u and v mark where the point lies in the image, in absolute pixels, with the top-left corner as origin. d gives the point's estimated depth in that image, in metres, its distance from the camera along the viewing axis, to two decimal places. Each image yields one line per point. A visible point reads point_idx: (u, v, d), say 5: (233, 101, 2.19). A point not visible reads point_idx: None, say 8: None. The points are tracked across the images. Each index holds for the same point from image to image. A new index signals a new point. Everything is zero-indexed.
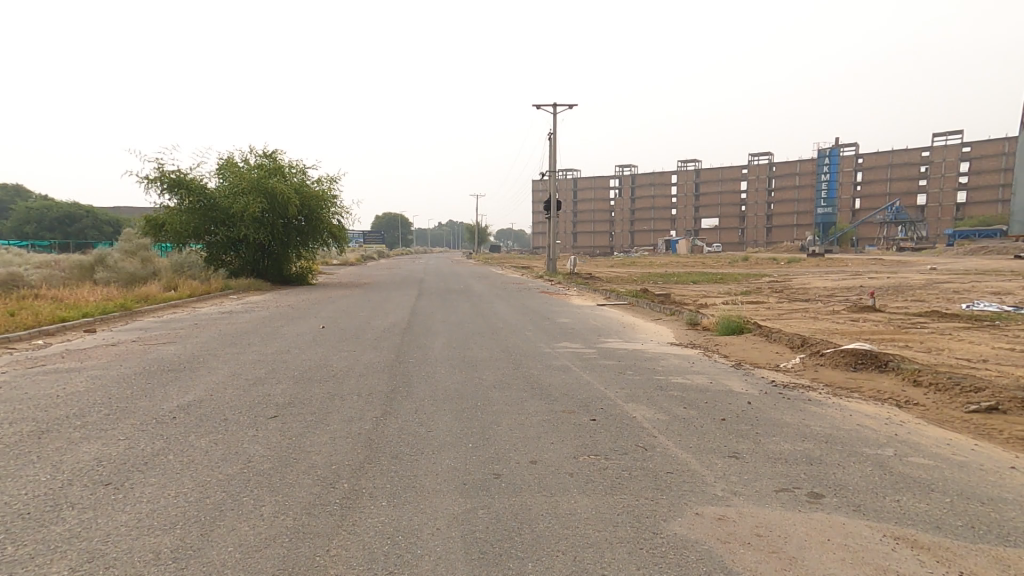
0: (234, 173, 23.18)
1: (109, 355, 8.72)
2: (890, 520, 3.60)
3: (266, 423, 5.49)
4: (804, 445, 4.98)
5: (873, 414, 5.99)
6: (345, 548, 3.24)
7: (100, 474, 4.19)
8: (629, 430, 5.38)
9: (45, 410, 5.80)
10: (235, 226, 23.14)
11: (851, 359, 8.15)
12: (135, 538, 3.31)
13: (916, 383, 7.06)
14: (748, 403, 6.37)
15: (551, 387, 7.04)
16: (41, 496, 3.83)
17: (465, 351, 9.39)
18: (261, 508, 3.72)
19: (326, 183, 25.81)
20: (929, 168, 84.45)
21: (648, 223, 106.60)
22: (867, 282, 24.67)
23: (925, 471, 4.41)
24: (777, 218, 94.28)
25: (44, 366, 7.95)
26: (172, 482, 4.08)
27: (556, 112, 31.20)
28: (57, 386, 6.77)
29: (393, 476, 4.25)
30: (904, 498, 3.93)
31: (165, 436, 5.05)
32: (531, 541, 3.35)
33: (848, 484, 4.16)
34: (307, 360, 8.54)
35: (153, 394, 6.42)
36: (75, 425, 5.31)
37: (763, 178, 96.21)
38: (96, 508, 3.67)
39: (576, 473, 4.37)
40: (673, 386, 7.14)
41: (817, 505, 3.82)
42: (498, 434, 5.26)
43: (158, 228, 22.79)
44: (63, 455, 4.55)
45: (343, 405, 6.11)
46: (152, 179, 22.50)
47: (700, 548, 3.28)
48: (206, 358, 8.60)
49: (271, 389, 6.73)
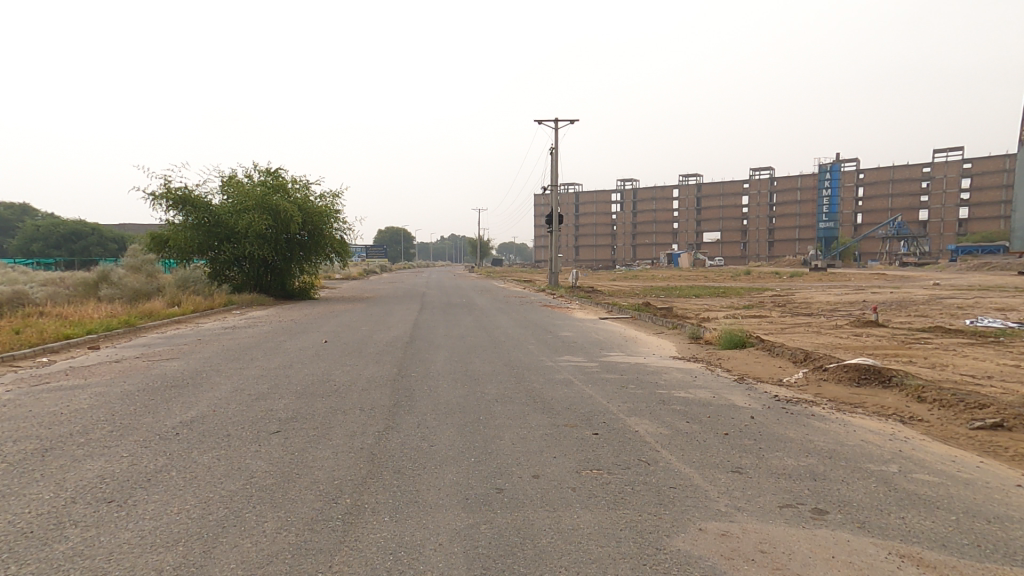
0: (239, 190, 23.43)
1: (113, 372, 8.77)
2: (895, 537, 3.58)
3: (268, 438, 5.53)
4: (808, 461, 4.96)
5: (877, 430, 5.97)
6: (348, 565, 3.24)
7: (103, 491, 4.21)
8: (631, 444, 5.38)
9: (49, 427, 5.83)
10: (239, 242, 23.35)
11: (854, 374, 8.12)
12: (138, 555, 3.32)
13: (919, 399, 7.04)
14: (751, 417, 6.37)
15: (554, 401, 7.03)
16: (45, 514, 3.84)
17: (468, 365, 9.41)
18: (264, 525, 3.72)
19: (329, 199, 26.09)
20: (930, 183, 84.65)
21: (650, 237, 106.97)
22: (871, 296, 24.64)
23: (929, 488, 4.38)
24: (779, 232, 94.56)
25: (47, 383, 8.00)
26: (175, 499, 4.09)
27: (557, 129, 31.76)
28: (61, 403, 6.80)
29: (396, 491, 4.25)
30: (909, 515, 3.91)
31: (168, 452, 5.07)
32: (534, 557, 3.35)
33: (852, 501, 4.14)
34: (310, 375, 8.55)
35: (157, 411, 6.45)
36: (78, 442, 5.34)
37: (764, 192, 96.63)
38: (98, 526, 3.67)
39: (578, 487, 4.37)
40: (676, 401, 7.13)
41: (821, 521, 3.80)
42: (501, 448, 5.28)
43: (163, 244, 23.02)
44: (67, 473, 4.57)
45: (346, 420, 6.12)
46: (158, 196, 22.76)
47: (703, 565, 3.26)
48: (209, 374, 8.63)
49: (274, 404, 6.75)
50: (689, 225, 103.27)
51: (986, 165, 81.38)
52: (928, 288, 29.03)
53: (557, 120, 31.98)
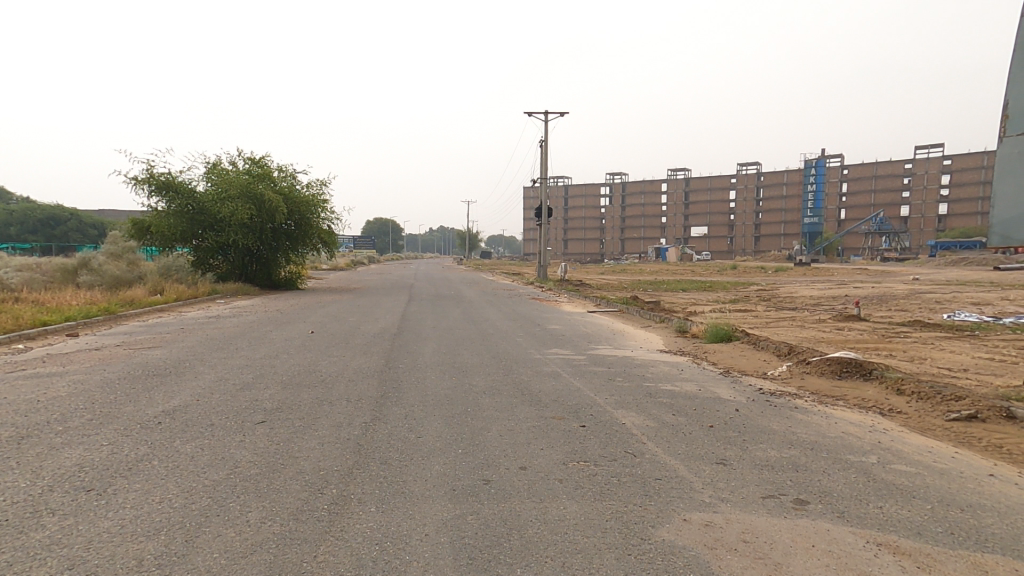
0: (223, 176, 23.01)
1: (92, 360, 8.60)
2: (874, 526, 3.66)
3: (253, 428, 5.46)
4: (791, 452, 5.05)
5: (857, 421, 6.09)
6: (333, 554, 3.23)
7: (81, 480, 4.13)
8: (618, 437, 5.41)
9: (26, 415, 5.71)
10: (223, 231, 22.99)
11: (836, 367, 8.28)
12: (118, 544, 3.27)
13: (899, 391, 7.19)
14: (735, 410, 6.44)
15: (541, 394, 7.06)
16: (21, 502, 3.77)
17: (456, 357, 9.40)
18: (248, 514, 3.68)
19: (316, 187, 25.76)
20: (913, 180, 86.10)
21: (638, 231, 107.46)
22: (854, 291, 24.96)
23: (907, 479, 4.48)
24: (765, 227, 95.80)
25: (25, 370, 7.82)
26: (157, 488, 4.04)
27: (547, 120, 31.87)
28: (39, 391, 6.66)
29: (383, 482, 4.24)
30: (888, 505, 3.99)
31: (150, 441, 4.99)
32: (520, 547, 3.37)
33: (832, 491, 4.22)
34: (296, 365, 8.47)
35: (138, 399, 6.34)
36: (56, 430, 5.24)
37: (751, 187, 97.58)
38: (77, 514, 3.61)
39: (565, 479, 4.40)
40: (663, 394, 7.18)
41: (802, 511, 3.88)
42: (488, 439, 5.29)
43: (145, 231, 22.56)
44: (45, 461, 4.48)
45: (332, 411, 6.08)
46: (139, 181, 22.26)
47: (687, 554, 3.31)
48: (192, 363, 8.51)
49: (259, 395, 6.68)
50: (677, 219, 104.09)
51: (965, 163, 83.00)
52: (908, 283, 29.56)
53: (547, 112, 32.00)
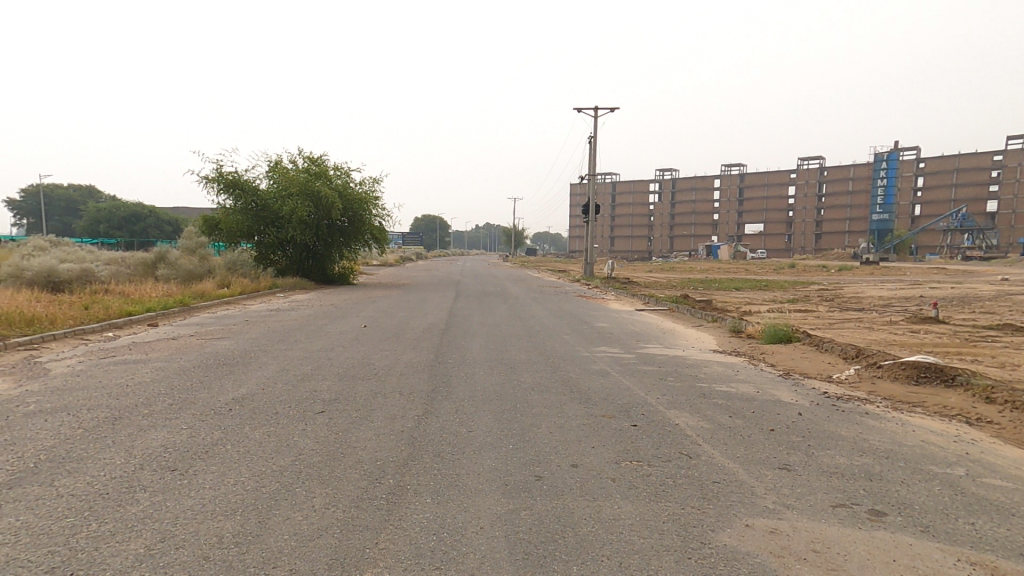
0: (284, 175, 24.11)
1: (170, 348, 9.23)
2: (964, 544, 3.36)
3: (313, 417, 5.68)
4: (863, 460, 4.73)
5: (940, 430, 5.63)
6: (393, 542, 3.30)
7: (166, 460, 4.42)
8: (673, 438, 5.25)
9: (117, 398, 6.19)
10: (283, 227, 24.10)
11: (912, 371, 7.68)
12: (200, 521, 3.47)
13: (987, 400, 6.58)
14: (799, 414, 6.10)
15: (591, 392, 6.95)
16: (117, 477, 4.07)
17: (504, 353, 9.43)
18: (313, 499, 3.83)
19: (370, 185, 26.55)
20: (1000, 173, 78.83)
21: (689, 229, 104.33)
22: (930, 292, 23.07)
23: (1001, 494, 4.10)
24: (827, 224, 90.66)
25: (114, 357, 8.49)
26: (230, 470, 4.26)
27: (597, 115, 31.41)
28: (126, 376, 7.21)
29: (436, 474, 4.30)
30: (980, 521, 3.66)
31: (223, 427, 5.28)
32: (576, 544, 3.33)
33: (913, 504, 3.91)
34: (351, 358, 8.76)
35: (211, 387, 6.74)
36: (142, 412, 5.64)
37: (812, 182, 92.55)
38: (165, 492, 3.87)
39: (618, 478, 4.30)
40: (718, 395, 6.91)
41: (880, 523, 3.62)
42: (539, 436, 5.26)
43: (214, 227, 23.99)
44: (134, 441, 4.83)
45: (386, 403, 6.23)
46: (209, 180, 23.66)
47: (752, 561, 3.15)
48: (257, 353, 8.98)
49: (318, 385, 6.93)
50: (731, 216, 100.23)
51: None
52: (994, 284, 27.04)
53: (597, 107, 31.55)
